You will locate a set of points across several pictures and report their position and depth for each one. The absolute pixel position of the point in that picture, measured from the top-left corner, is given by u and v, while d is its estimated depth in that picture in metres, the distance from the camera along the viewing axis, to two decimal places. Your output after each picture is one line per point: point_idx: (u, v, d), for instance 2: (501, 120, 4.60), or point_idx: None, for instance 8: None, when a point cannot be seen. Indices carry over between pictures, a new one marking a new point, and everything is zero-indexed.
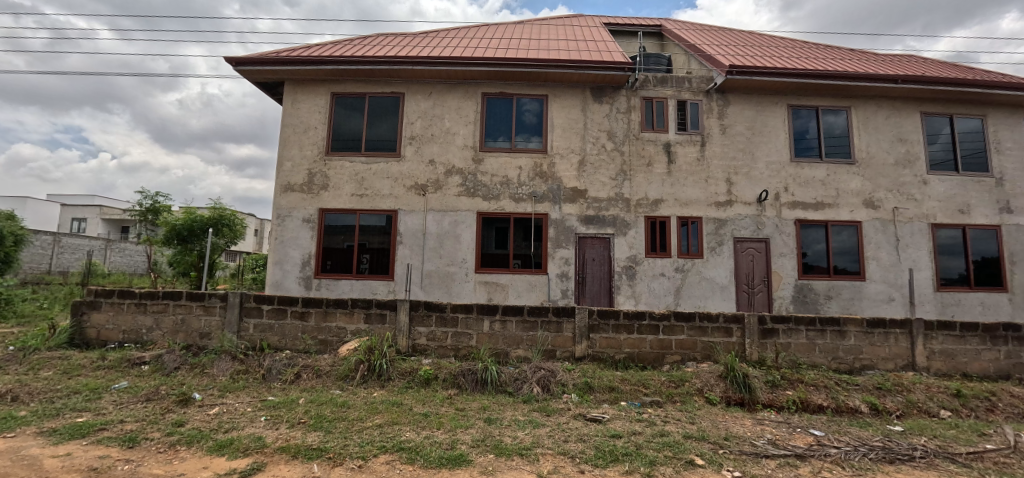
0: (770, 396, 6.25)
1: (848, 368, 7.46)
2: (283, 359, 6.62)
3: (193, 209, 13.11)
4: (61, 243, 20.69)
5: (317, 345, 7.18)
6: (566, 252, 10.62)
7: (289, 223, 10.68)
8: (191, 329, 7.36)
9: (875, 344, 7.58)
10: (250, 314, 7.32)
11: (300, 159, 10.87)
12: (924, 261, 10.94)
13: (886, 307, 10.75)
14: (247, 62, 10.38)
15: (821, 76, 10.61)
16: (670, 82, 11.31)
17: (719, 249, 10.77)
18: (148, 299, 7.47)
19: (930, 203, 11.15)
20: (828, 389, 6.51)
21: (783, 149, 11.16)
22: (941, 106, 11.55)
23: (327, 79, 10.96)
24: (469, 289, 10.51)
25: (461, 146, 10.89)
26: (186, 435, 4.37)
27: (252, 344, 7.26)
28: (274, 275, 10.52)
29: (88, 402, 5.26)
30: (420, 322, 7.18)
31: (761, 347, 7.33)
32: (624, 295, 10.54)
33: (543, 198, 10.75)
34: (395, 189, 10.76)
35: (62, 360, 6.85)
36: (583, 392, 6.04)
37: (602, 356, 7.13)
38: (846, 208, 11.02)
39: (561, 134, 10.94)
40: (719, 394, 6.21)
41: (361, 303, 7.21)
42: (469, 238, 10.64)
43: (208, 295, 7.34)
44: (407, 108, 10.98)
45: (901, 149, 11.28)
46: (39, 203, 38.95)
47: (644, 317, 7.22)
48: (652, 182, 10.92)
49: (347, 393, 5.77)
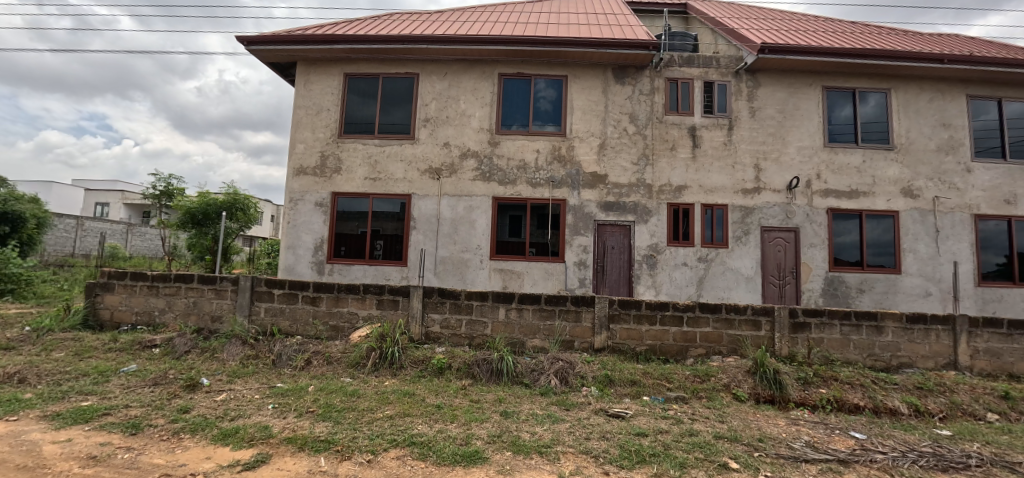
0: (803, 394, 5.89)
1: (884, 366, 7.05)
2: (294, 344, 6.44)
3: (207, 192, 13.06)
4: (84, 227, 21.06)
5: (328, 331, 7.00)
6: (585, 239, 10.27)
7: (302, 207, 10.51)
8: (202, 312, 7.24)
9: (915, 341, 7.14)
10: (261, 298, 7.16)
11: (313, 141, 10.66)
12: (965, 253, 10.34)
13: (922, 303, 10.21)
14: (260, 42, 10.14)
15: (860, 56, 9.98)
16: (696, 62, 10.79)
17: (745, 239, 10.30)
18: (161, 282, 7.36)
19: (973, 193, 10.51)
20: (865, 388, 6.11)
21: (816, 134, 10.59)
22: (988, 89, 10.85)
23: (341, 58, 10.68)
24: (484, 277, 10.25)
25: (477, 129, 10.55)
26: (190, 423, 4.20)
27: (263, 328, 7.11)
28: (287, 260, 10.40)
29: (94, 385, 5.13)
30: (433, 309, 6.94)
31: (792, 342, 6.92)
32: (644, 285, 10.18)
33: (561, 183, 10.40)
34: (409, 173, 10.50)
35: (74, 342, 6.78)
36: (603, 386, 5.75)
37: (622, 348, 6.82)
38: (882, 196, 10.45)
39: (581, 117, 10.53)
40: (748, 391, 5.88)
41: (373, 288, 6.99)
42: (484, 224, 10.35)
43: (220, 278, 7.21)
44: (422, 89, 10.66)
45: (944, 135, 10.64)
46: (65, 188, 39.87)
47: (667, 307, 6.88)
48: (676, 167, 10.47)
49: (358, 382, 5.56)
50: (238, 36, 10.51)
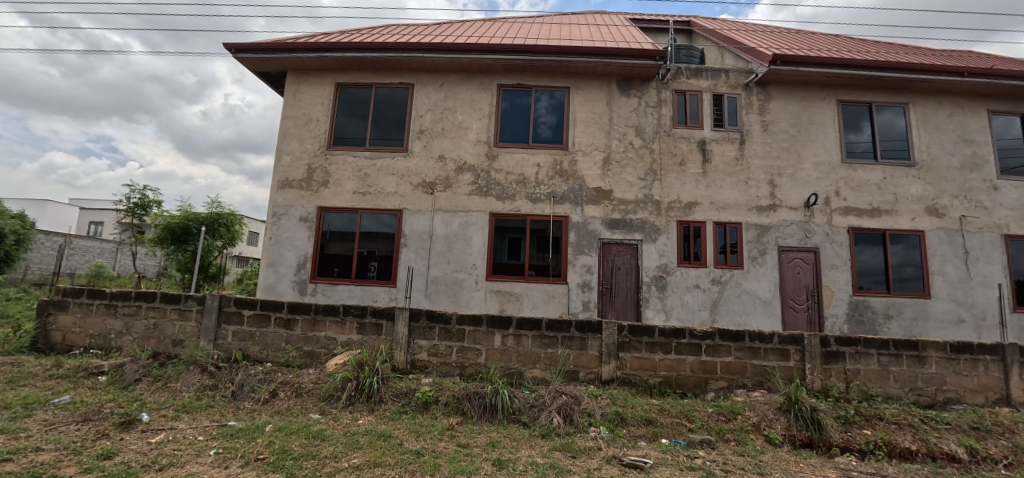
0: (845, 436, 5.14)
1: (929, 402, 6.27)
2: (258, 373, 5.62)
3: (190, 207, 12.41)
4: (72, 245, 20.31)
5: (302, 357, 6.20)
6: (589, 259, 9.55)
7: (285, 222, 9.81)
8: (163, 336, 6.45)
9: (961, 373, 6.38)
10: (229, 320, 6.38)
11: (300, 152, 10.05)
12: (998, 276, 9.62)
13: (955, 330, 9.42)
14: (248, 49, 9.63)
15: (877, 69, 9.53)
16: (705, 74, 10.31)
17: (762, 259, 9.58)
18: (120, 300, 6.60)
19: (1002, 212, 9.87)
20: (914, 429, 5.36)
21: (833, 149, 10.01)
22: (1010, 105, 10.37)
23: (333, 68, 10.19)
24: (480, 299, 9.49)
25: (473, 141, 9.96)
26: (106, 474, 3.38)
27: (228, 354, 6.30)
28: (267, 279, 9.64)
29: (10, 422, 4.31)
30: (421, 335, 6.16)
31: (825, 374, 6.15)
32: (654, 310, 9.40)
33: (563, 199, 9.74)
34: (401, 187, 9.85)
35: (13, 367, 5.97)
36: (615, 426, 4.96)
37: (633, 380, 6.02)
38: (906, 215, 9.79)
39: (584, 130, 9.97)
40: (781, 433, 5.12)
41: (354, 310, 6.23)
42: (480, 242, 9.64)
43: (185, 297, 6.46)
44: (416, 100, 10.13)
45: (966, 151, 10.09)
46: (58, 207, 39.24)
47: (683, 334, 6.10)
48: (685, 183, 9.83)
49: (327, 420, 4.74)
50: (225, 44, 10.02)
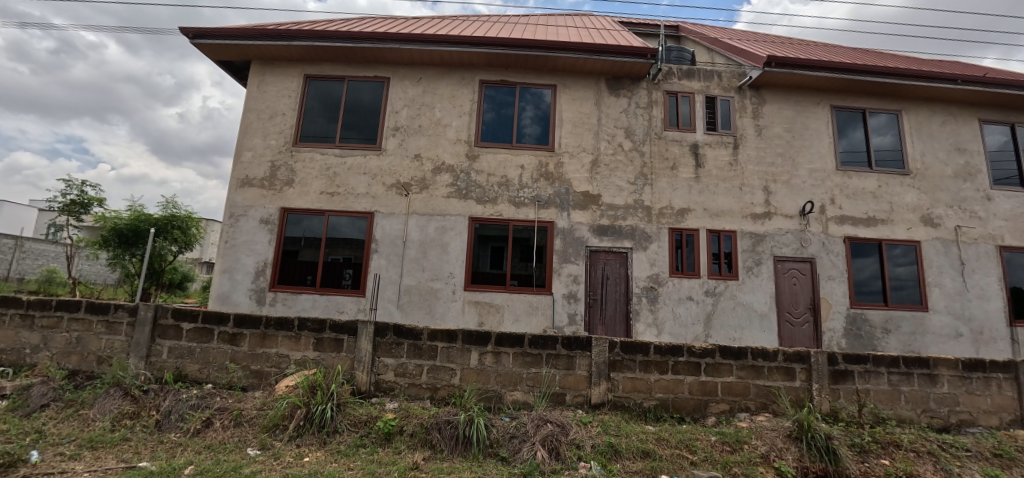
0: (863, 467, 4.56)
1: (942, 425, 5.77)
2: (191, 398, 4.78)
3: (141, 209, 11.44)
4: (22, 247, 18.89)
5: (249, 378, 5.40)
6: (575, 268, 8.92)
7: (244, 224, 8.95)
8: (87, 352, 5.56)
9: (975, 393, 5.90)
10: (165, 334, 5.52)
11: (263, 148, 9.23)
12: (994, 288, 9.31)
13: (953, 344, 9.05)
14: (206, 36, 8.78)
15: (872, 74, 9.20)
16: (696, 75, 9.89)
17: (757, 270, 9.09)
18: (37, 310, 5.68)
19: (995, 223, 9.61)
20: (935, 458, 4.82)
21: (827, 156, 9.63)
22: (1001, 114, 10.18)
23: (301, 58, 9.42)
24: (457, 311, 8.75)
25: (453, 140, 9.30)
26: None
27: (161, 374, 5.43)
28: (220, 286, 8.74)
29: None
30: (387, 352, 5.40)
31: (833, 395, 5.60)
32: (644, 323, 8.79)
33: (548, 203, 9.12)
34: (373, 188, 9.10)
35: None
36: (607, 460, 4.29)
37: (626, 404, 5.37)
38: (902, 225, 9.43)
39: (571, 130, 9.40)
40: (793, 465, 4.52)
41: (311, 324, 5.45)
42: (458, 248, 8.94)
43: (114, 307, 5.58)
44: (392, 95, 9.44)
45: (960, 160, 9.82)
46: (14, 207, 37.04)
47: (681, 352, 5.48)
48: (677, 188, 9.32)
49: (265, 458, 3.96)
50: (182, 30, 9.17)
